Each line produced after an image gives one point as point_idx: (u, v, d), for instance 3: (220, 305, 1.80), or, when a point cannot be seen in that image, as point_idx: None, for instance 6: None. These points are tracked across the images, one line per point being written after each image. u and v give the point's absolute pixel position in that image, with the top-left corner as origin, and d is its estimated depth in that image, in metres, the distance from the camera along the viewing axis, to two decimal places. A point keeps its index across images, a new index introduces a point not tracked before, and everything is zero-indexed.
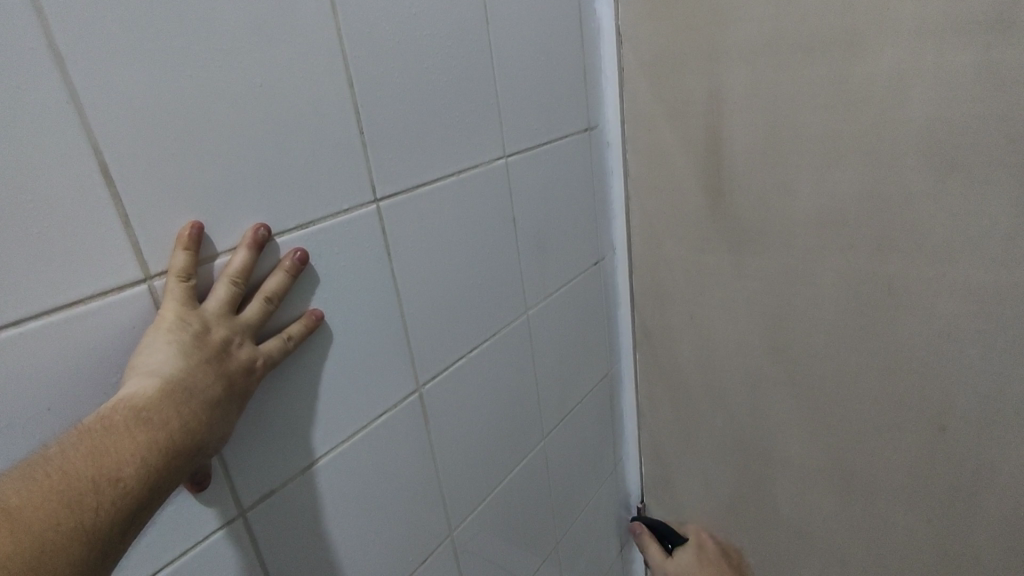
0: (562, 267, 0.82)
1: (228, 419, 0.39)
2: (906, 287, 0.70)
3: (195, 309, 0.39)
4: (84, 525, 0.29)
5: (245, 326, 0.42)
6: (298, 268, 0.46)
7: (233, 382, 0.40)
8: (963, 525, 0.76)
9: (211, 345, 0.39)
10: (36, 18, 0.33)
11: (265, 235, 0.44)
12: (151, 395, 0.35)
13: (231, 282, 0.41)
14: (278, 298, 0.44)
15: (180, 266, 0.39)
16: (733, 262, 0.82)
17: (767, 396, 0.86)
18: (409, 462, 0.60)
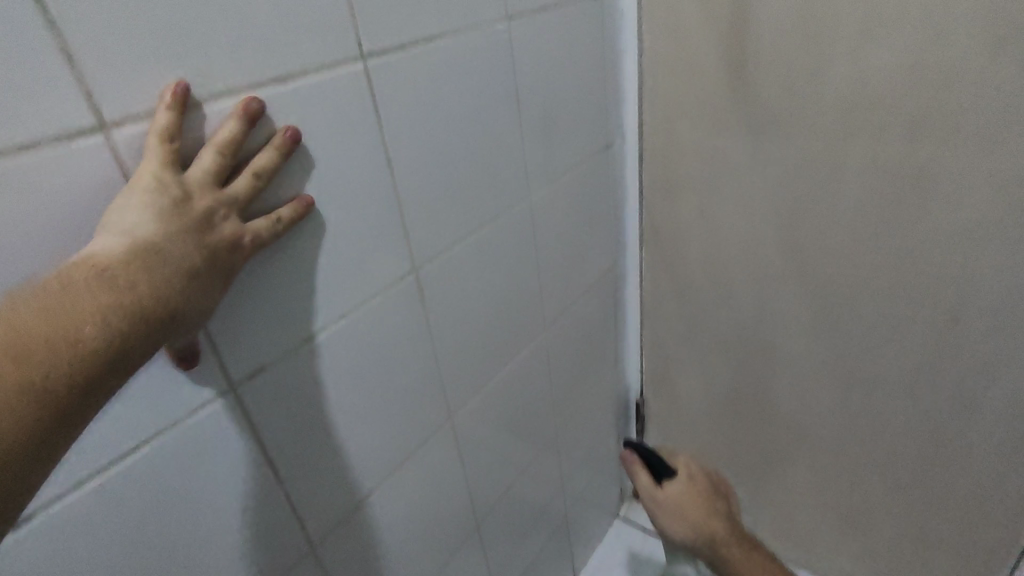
0: (567, 152, 0.77)
1: (209, 296, 0.36)
2: (938, 173, 0.65)
3: (175, 173, 0.36)
4: (33, 383, 0.25)
5: (231, 200, 0.39)
6: (290, 147, 0.43)
7: (215, 257, 0.36)
8: (963, 418, 0.76)
9: (190, 212, 0.36)
10: None
11: (258, 107, 0.40)
12: (120, 254, 0.31)
13: (218, 152, 0.38)
14: (268, 177, 0.41)
15: (164, 127, 0.36)
16: (751, 149, 0.77)
17: (776, 291, 0.84)
18: (405, 346, 0.59)
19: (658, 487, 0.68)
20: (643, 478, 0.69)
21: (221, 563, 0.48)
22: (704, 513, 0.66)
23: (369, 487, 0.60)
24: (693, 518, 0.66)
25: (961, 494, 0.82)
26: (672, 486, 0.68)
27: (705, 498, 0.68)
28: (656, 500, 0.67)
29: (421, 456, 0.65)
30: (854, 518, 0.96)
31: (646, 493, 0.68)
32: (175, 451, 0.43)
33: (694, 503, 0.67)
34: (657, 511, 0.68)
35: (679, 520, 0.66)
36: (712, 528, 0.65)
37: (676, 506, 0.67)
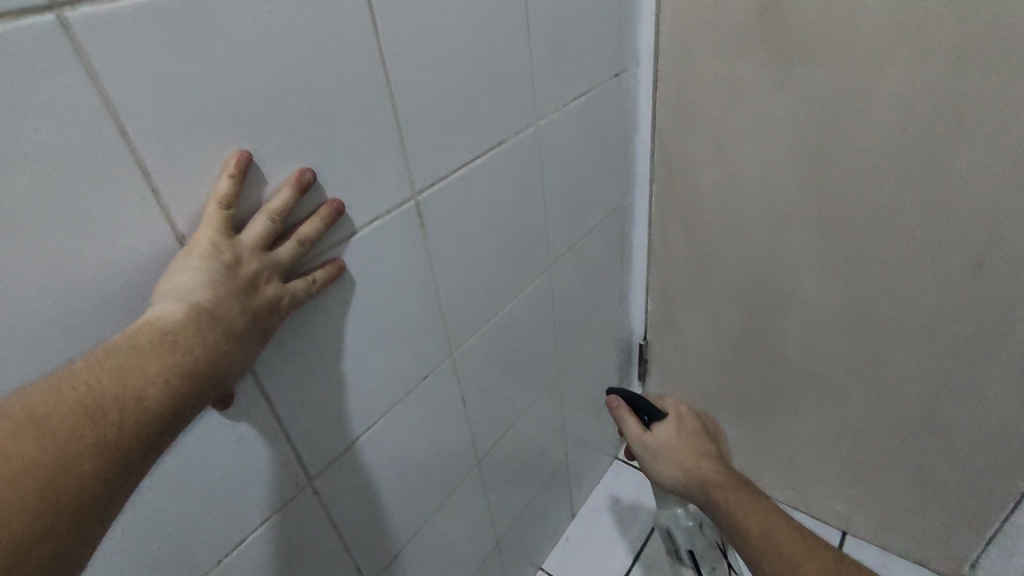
0: (578, 77, 0.72)
1: (248, 353, 0.40)
2: (978, 101, 0.61)
3: (229, 239, 0.39)
4: (107, 441, 0.30)
5: (276, 263, 0.42)
6: (333, 219, 0.46)
7: (256, 317, 0.40)
8: (976, 363, 0.75)
9: (239, 278, 0.39)
10: None
11: (311, 179, 0.44)
12: (178, 320, 0.35)
13: (269, 218, 0.41)
14: (311, 243, 0.45)
15: (222, 194, 0.39)
16: (774, 75, 0.72)
17: (790, 231, 0.81)
18: (404, 277, 0.56)
19: (645, 432, 0.66)
20: (633, 425, 0.68)
21: (216, 493, 0.47)
22: (694, 454, 0.63)
23: (368, 420, 0.58)
24: (682, 460, 0.63)
25: (967, 439, 0.81)
26: (659, 429, 0.66)
27: (696, 441, 0.65)
28: (645, 445, 0.66)
29: (421, 391, 0.64)
30: (855, 461, 0.95)
31: (636, 440, 0.67)
32: None
33: (683, 447, 0.64)
34: (647, 457, 0.66)
35: (667, 464, 0.64)
36: (701, 469, 0.62)
37: (665, 449, 0.65)
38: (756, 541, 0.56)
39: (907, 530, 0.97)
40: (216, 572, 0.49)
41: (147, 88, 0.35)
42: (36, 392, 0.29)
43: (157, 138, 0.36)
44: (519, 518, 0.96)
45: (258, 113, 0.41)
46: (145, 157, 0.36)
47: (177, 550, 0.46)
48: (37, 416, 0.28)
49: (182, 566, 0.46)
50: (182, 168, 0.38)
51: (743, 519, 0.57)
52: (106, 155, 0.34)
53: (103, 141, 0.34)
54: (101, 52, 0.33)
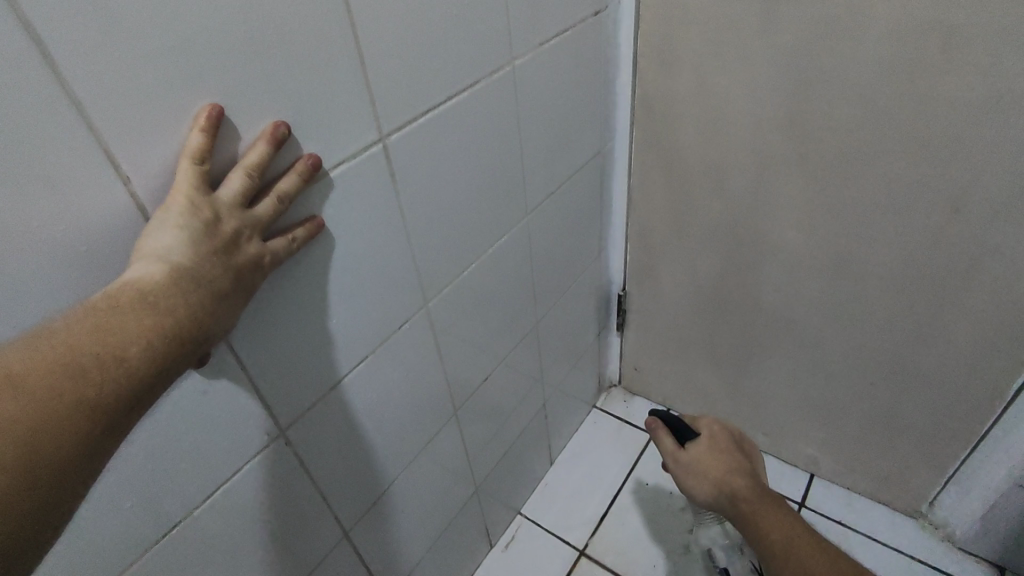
0: (557, 11, 0.68)
1: (232, 314, 0.38)
2: (967, 41, 0.59)
3: (206, 196, 0.38)
4: (88, 399, 0.28)
5: (256, 221, 0.40)
6: (310, 174, 0.44)
7: (239, 277, 0.39)
8: (948, 310, 0.76)
9: (220, 235, 0.38)
10: None
11: (285, 132, 0.42)
12: (159, 280, 0.34)
13: (246, 173, 0.40)
14: (290, 200, 0.43)
15: (195, 149, 0.38)
16: (760, 13, 0.69)
17: (771, 178, 0.79)
18: (376, 223, 0.54)
19: (680, 450, 0.67)
20: (668, 444, 0.69)
21: (183, 447, 0.45)
22: (725, 468, 0.63)
23: (340, 372, 0.57)
24: (713, 476, 0.63)
25: (936, 383, 0.83)
26: (692, 447, 0.67)
27: (729, 455, 0.65)
28: (679, 461, 0.67)
29: (395, 341, 0.63)
30: (826, 406, 0.98)
31: (671, 457, 0.68)
32: None
33: (714, 464, 0.64)
34: (681, 474, 0.67)
35: (699, 480, 0.64)
36: (731, 482, 0.62)
37: (698, 465, 0.65)
38: (779, 555, 0.56)
39: (872, 471, 1.00)
40: (189, 524, 0.49)
41: (79, 12, 0.31)
42: (8, 351, 0.27)
43: (91, 70, 0.33)
44: (498, 465, 0.97)
45: (213, 44, 0.38)
46: (79, 91, 0.32)
47: (143, 503, 0.44)
48: (13, 375, 0.27)
49: (148, 520, 0.45)
50: (129, 107, 0.35)
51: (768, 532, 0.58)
52: (29, 88, 0.31)
53: (24, 72, 0.30)
54: None
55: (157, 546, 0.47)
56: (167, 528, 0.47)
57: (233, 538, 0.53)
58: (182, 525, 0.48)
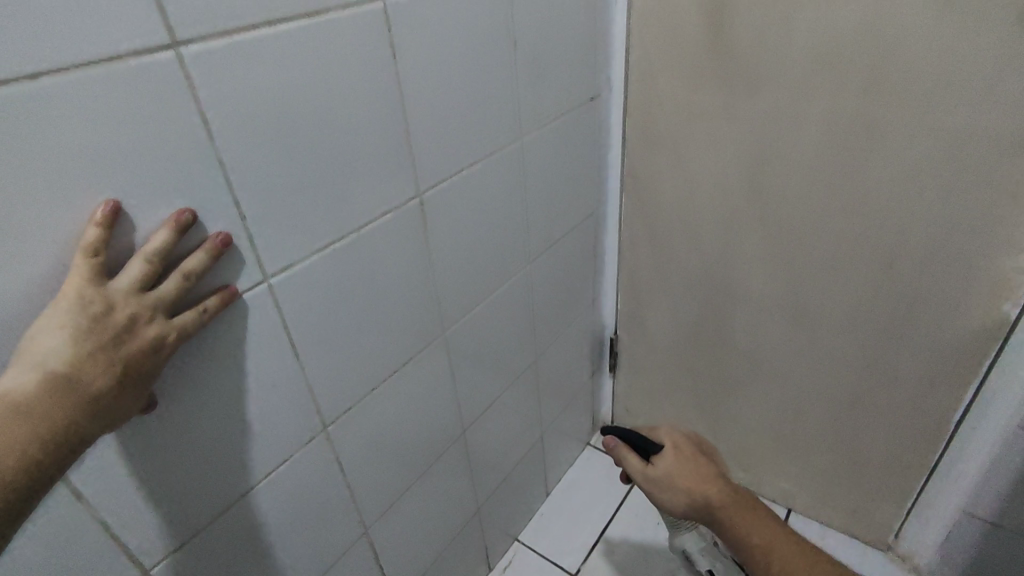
0: (558, 96, 0.84)
1: (122, 403, 0.41)
2: (884, 129, 0.74)
3: (99, 289, 0.40)
4: None
5: (156, 304, 0.43)
6: (220, 250, 0.47)
7: (131, 365, 0.41)
8: (891, 350, 0.88)
9: (110, 326, 0.40)
10: None
11: (189, 218, 0.45)
12: (34, 388, 0.36)
13: (144, 261, 0.42)
14: (196, 277, 0.45)
15: (88, 245, 0.40)
16: (723, 103, 0.85)
17: (738, 236, 0.93)
18: (408, 260, 0.68)
19: (647, 466, 0.72)
20: (634, 461, 0.74)
21: (252, 430, 0.57)
22: (694, 477, 0.69)
23: (371, 382, 0.69)
24: (685, 486, 0.69)
25: (889, 419, 0.94)
26: (658, 460, 0.72)
27: (695, 463, 0.70)
28: (648, 476, 0.72)
29: (416, 361, 0.75)
30: (795, 442, 1.08)
31: (640, 474, 0.73)
32: (226, 325, 0.51)
33: (684, 474, 0.69)
34: (653, 487, 0.72)
35: (673, 492, 0.70)
36: (704, 492, 0.67)
37: (668, 477, 0.70)
38: (761, 554, 0.63)
39: (840, 504, 1.10)
40: (248, 498, 0.60)
41: (233, 105, 0.46)
42: None
43: (233, 140, 0.47)
44: (498, 489, 1.07)
45: (311, 123, 0.52)
46: (224, 155, 0.47)
47: (217, 473, 0.56)
48: None
49: (221, 489, 0.57)
50: (257, 168, 0.49)
51: (749, 537, 0.64)
52: (194, 149, 0.45)
53: (195, 145, 0.45)
54: (201, 72, 0.44)
55: (222, 512, 0.58)
56: (233, 498, 0.58)
57: (278, 516, 0.64)
58: (243, 497, 0.59)
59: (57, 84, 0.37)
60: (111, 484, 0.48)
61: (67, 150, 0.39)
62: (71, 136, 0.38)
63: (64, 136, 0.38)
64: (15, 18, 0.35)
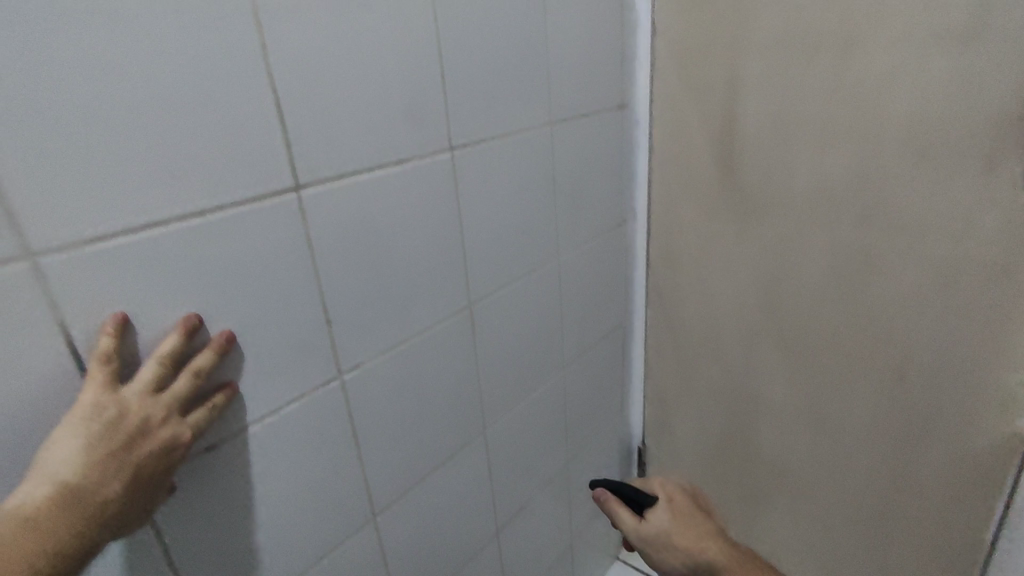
0: (591, 223, 0.96)
1: (130, 505, 0.43)
2: (881, 255, 0.82)
3: (113, 395, 0.43)
4: None
5: (165, 405, 0.46)
6: (225, 347, 0.51)
7: (141, 467, 0.43)
8: (914, 463, 0.90)
9: (124, 429, 0.43)
10: (252, 21, 0.49)
11: (196, 320, 0.49)
12: (44, 501, 0.38)
13: (156, 364, 0.46)
14: (204, 375, 0.49)
15: (103, 353, 0.44)
16: (736, 229, 0.95)
17: (758, 348, 1.00)
18: (458, 363, 0.76)
19: (640, 522, 0.68)
20: (627, 516, 0.69)
21: (314, 513, 0.64)
22: (691, 536, 0.66)
23: (419, 475, 0.75)
24: (682, 545, 0.65)
25: (920, 536, 0.93)
26: (653, 517, 0.68)
27: (690, 522, 0.68)
28: (642, 534, 0.68)
29: (459, 457, 0.81)
30: (829, 559, 1.06)
31: (632, 530, 0.69)
32: (304, 413, 0.60)
33: (681, 529, 0.67)
34: (647, 545, 0.68)
35: (669, 551, 0.66)
36: (702, 552, 0.65)
37: (664, 535, 0.67)
38: None
39: None
40: None
41: (333, 233, 0.58)
42: None
43: (329, 260, 0.58)
44: None
45: (389, 246, 0.63)
46: (321, 272, 0.58)
47: (280, 551, 0.61)
48: None
49: (281, 567, 0.62)
50: (345, 282, 0.60)
51: None
52: (297, 266, 0.56)
53: (302, 263, 0.56)
54: (313, 208, 0.56)
55: None
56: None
57: None
58: None
59: (215, 218, 0.49)
60: (196, 554, 0.54)
61: (213, 267, 0.50)
62: (218, 256, 0.50)
63: (214, 256, 0.50)
64: (194, 172, 0.47)
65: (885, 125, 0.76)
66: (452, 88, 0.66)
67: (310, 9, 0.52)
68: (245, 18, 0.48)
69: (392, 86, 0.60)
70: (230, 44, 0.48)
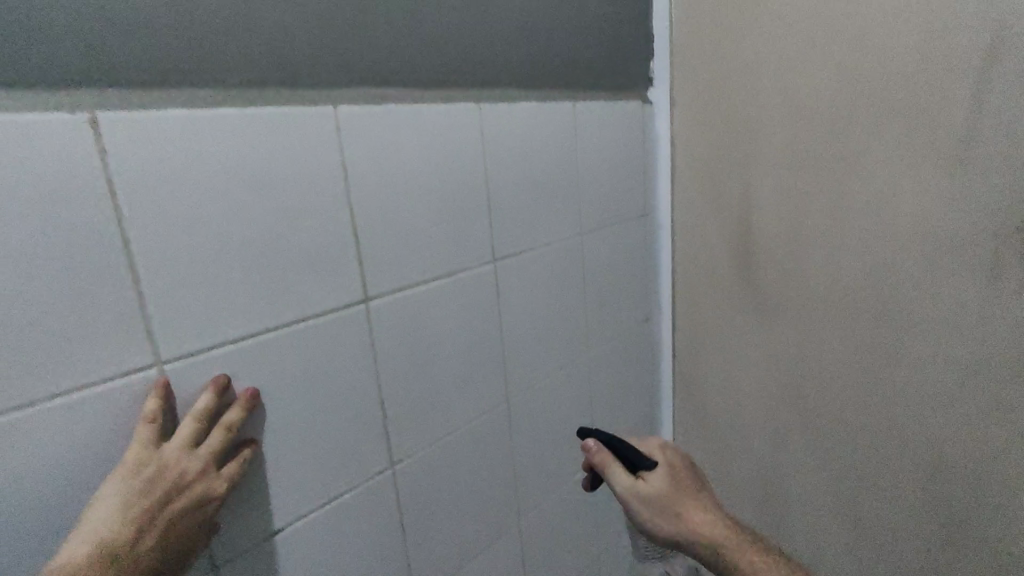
0: (618, 318, 1.02)
1: (165, 557, 0.45)
2: (899, 355, 0.84)
3: (151, 454, 0.47)
4: None
5: (197, 460, 0.48)
6: (253, 402, 0.53)
7: (173, 521, 0.46)
8: (957, 567, 0.86)
9: (158, 486, 0.46)
10: (341, 166, 0.58)
11: (225, 380, 0.52)
12: (84, 556, 0.41)
13: (192, 422, 0.49)
14: (235, 430, 0.51)
15: (146, 415, 0.48)
16: (756, 325, 1.00)
17: (786, 442, 1.01)
18: (496, 453, 0.81)
19: (639, 483, 0.62)
20: (622, 478, 0.62)
21: None
22: (698, 507, 0.61)
23: (459, 565, 0.78)
24: (688, 516, 0.60)
25: None
26: (654, 480, 0.62)
27: (691, 490, 0.63)
28: (643, 499, 0.61)
29: (496, 547, 0.83)
30: None
31: (628, 492, 0.62)
32: (358, 504, 0.64)
33: (677, 496, 0.62)
34: (645, 513, 0.61)
35: (673, 520, 0.60)
36: (712, 527, 0.60)
37: (666, 502, 0.61)
38: None
39: None
40: None
41: (394, 336, 0.65)
42: None
43: (389, 360, 0.65)
44: None
45: (439, 346, 0.71)
46: (381, 371, 0.65)
47: None
48: None
49: None
50: (401, 379, 0.67)
51: None
52: (356, 367, 0.62)
53: (366, 364, 0.63)
54: (378, 315, 0.63)
55: None
56: None
57: None
58: None
59: (300, 327, 0.57)
60: None
61: (295, 369, 0.57)
62: (299, 360, 0.57)
63: (297, 360, 0.57)
64: (287, 290, 0.55)
65: (888, 232, 0.81)
66: (495, 205, 0.75)
67: (384, 152, 0.62)
68: (332, 161, 0.58)
69: (447, 209, 0.69)
70: (322, 185, 0.57)
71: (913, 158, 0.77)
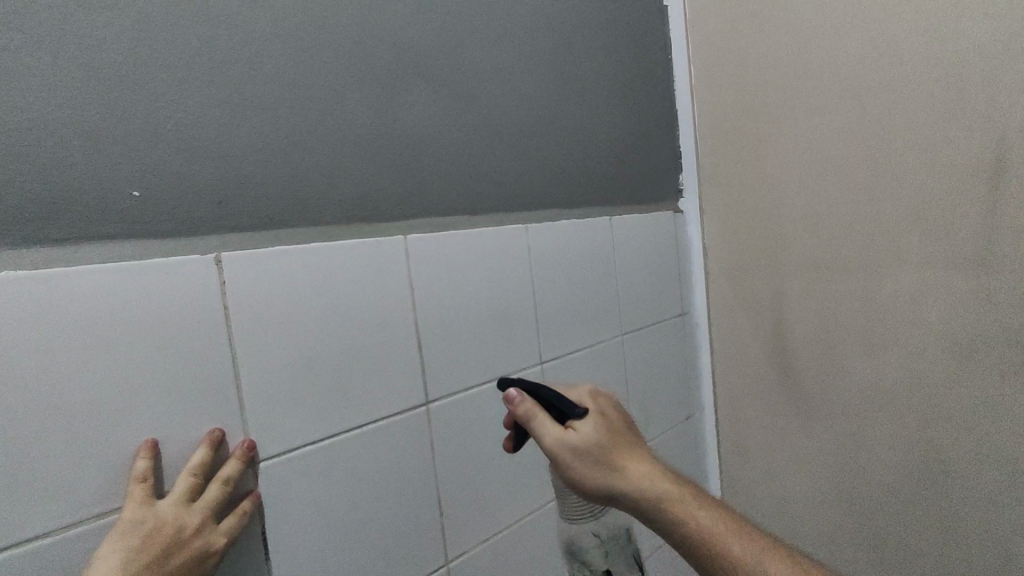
0: (661, 416, 1.04)
1: None
2: (949, 453, 0.85)
3: (150, 510, 0.47)
4: None
5: (194, 517, 0.49)
6: (249, 455, 0.54)
7: None
8: None
9: (157, 542, 0.46)
10: (409, 283, 0.67)
11: (220, 434, 0.53)
12: None
13: (188, 479, 0.50)
14: (231, 484, 0.52)
15: (138, 473, 0.48)
16: (800, 424, 1.00)
17: (843, 548, 0.98)
18: (544, 555, 0.82)
19: (568, 434, 0.56)
20: (550, 429, 0.56)
21: None
22: (632, 459, 0.55)
23: None
24: (623, 468, 0.54)
25: None
26: (585, 430, 0.56)
27: (626, 441, 0.57)
28: (571, 450, 0.55)
29: None
30: None
31: (555, 443, 0.56)
32: None
33: (612, 446, 0.56)
34: (573, 463, 0.55)
35: (605, 471, 0.54)
36: (651, 480, 0.54)
37: (598, 450, 0.55)
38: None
39: None
40: None
41: (450, 436, 0.71)
42: None
43: (449, 458, 0.70)
44: None
45: (488, 447, 0.75)
46: (439, 469, 0.69)
47: None
48: None
49: None
50: (457, 477, 0.71)
51: (726, 544, 0.51)
52: (415, 467, 0.67)
53: (422, 464, 0.68)
54: (438, 416, 0.69)
55: None
56: None
57: None
58: None
59: (371, 428, 0.63)
60: None
61: (366, 468, 0.63)
62: (370, 459, 0.63)
63: (366, 459, 0.63)
64: (357, 395, 0.62)
65: (924, 331, 0.85)
66: (541, 311, 0.82)
67: (444, 270, 0.71)
68: (402, 280, 0.66)
69: (495, 317, 0.76)
70: (392, 301, 0.65)
71: (938, 261, 0.82)
